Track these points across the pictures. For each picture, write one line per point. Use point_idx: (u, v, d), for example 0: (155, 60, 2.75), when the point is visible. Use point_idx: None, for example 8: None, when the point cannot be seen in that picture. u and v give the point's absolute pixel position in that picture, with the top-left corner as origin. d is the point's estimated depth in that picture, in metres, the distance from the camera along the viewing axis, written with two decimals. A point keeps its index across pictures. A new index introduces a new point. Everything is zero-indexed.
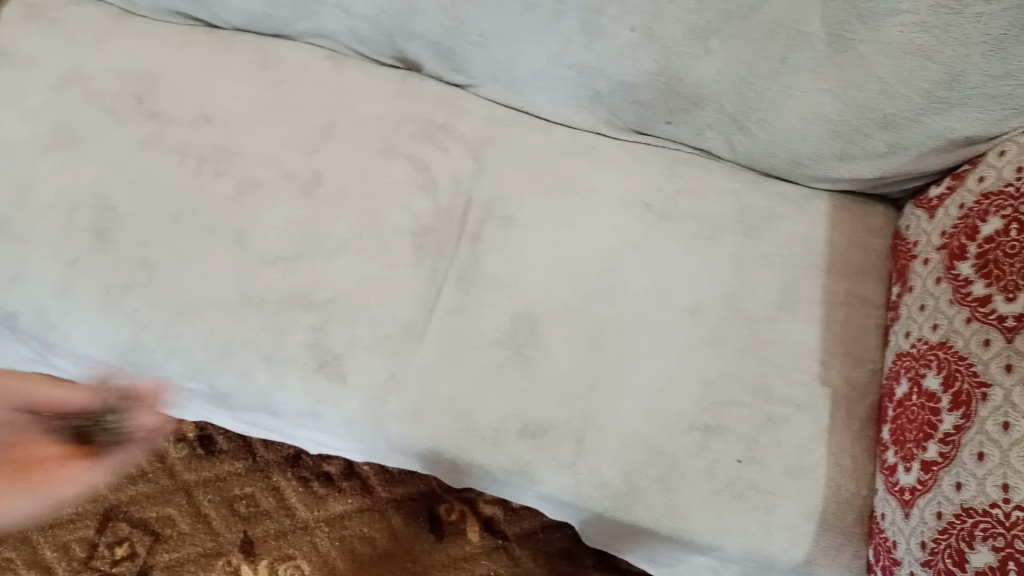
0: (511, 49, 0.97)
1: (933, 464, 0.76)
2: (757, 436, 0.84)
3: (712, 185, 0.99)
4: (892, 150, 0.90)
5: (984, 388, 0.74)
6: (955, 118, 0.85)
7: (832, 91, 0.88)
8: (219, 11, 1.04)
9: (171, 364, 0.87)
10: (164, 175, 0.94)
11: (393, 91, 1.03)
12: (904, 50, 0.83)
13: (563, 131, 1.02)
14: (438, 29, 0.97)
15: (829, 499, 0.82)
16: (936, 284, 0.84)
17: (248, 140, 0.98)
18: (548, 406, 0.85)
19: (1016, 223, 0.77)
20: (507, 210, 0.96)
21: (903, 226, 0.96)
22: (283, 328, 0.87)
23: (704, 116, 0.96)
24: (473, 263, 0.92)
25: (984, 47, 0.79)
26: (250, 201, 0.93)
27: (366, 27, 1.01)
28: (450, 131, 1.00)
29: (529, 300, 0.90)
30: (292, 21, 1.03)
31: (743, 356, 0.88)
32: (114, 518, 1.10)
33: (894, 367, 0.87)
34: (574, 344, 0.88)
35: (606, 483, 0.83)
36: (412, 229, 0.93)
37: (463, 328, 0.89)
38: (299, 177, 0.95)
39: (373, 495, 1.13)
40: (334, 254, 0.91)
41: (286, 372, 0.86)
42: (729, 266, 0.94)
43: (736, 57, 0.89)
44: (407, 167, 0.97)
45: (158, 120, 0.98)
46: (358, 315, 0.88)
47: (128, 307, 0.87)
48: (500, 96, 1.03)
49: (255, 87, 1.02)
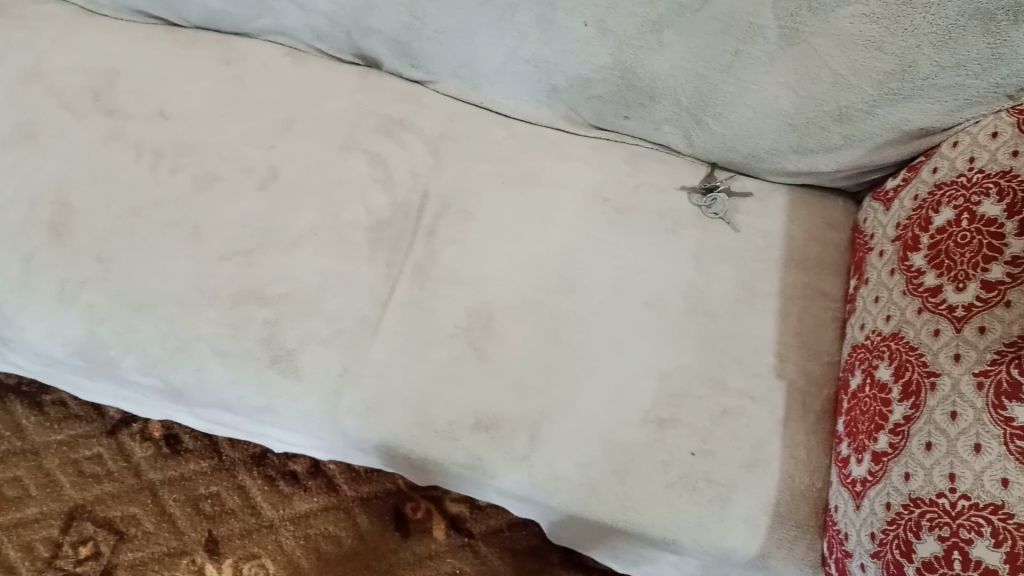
0: (469, 43, 0.95)
1: (883, 454, 0.76)
2: (712, 428, 0.85)
3: (672, 179, 0.99)
4: (847, 142, 0.91)
5: (933, 377, 0.75)
6: (908, 108, 0.86)
7: (787, 84, 0.88)
8: (179, 9, 1.03)
9: (128, 360, 0.86)
10: (123, 171, 0.93)
11: (352, 87, 1.02)
12: (855, 41, 0.83)
13: (524, 127, 1.02)
14: (395, 25, 0.96)
15: (784, 492, 0.82)
16: (890, 276, 0.85)
17: (207, 135, 0.97)
18: (503, 400, 0.85)
19: (967, 214, 0.79)
20: (467, 205, 0.95)
21: (861, 219, 0.96)
22: (238, 324, 0.87)
23: (661, 111, 0.96)
24: (430, 258, 0.92)
25: (933, 38, 0.80)
26: (208, 197, 0.93)
27: (324, 24, 0.99)
28: (409, 126, 1.00)
29: (485, 293, 0.90)
30: (251, 18, 1.02)
31: (701, 350, 0.88)
32: (79, 517, 1.09)
33: (850, 359, 0.87)
34: (529, 338, 0.88)
35: (561, 476, 0.83)
36: (369, 223, 0.93)
37: (419, 323, 0.88)
38: (255, 172, 0.95)
39: (338, 493, 1.13)
40: (290, 248, 0.90)
41: (241, 369, 0.86)
42: (687, 260, 0.94)
43: (690, 50, 0.89)
44: (366, 163, 0.97)
45: (118, 118, 0.97)
46: (314, 310, 0.88)
47: (84, 304, 0.87)
48: (459, 91, 1.02)
49: (214, 83, 1.00)
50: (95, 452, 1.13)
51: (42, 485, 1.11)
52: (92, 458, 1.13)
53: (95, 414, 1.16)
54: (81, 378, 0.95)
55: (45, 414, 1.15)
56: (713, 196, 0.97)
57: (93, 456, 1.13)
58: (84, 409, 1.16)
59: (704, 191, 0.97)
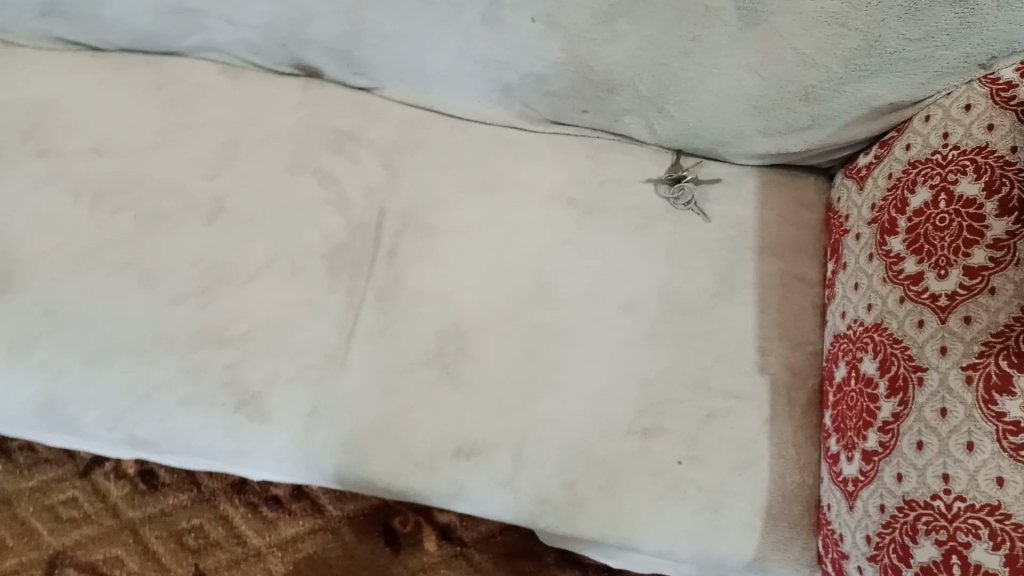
0: (413, 47, 0.90)
1: (874, 453, 0.74)
2: (698, 434, 0.82)
3: (637, 171, 0.95)
4: (816, 121, 0.87)
5: (920, 372, 0.72)
6: (877, 84, 0.82)
7: (750, 67, 0.84)
8: (102, 33, 0.96)
9: (88, 415, 0.82)
10: (61, 215, 0.88)
11: (294, 102, 0.96)
12: (818, 19, 0.79)
13: (479, 128, 0.97)
14: (334, 34, 0.91)
15: (776, 493, 0.81)
16: (868, 261, 0.82)
17: (146, 167, 0.91)
18: (482, 424, 0.82)
19: (944, 194, 0.76)
20: (428, 218, 0.91)
21: (835, 198, 0.93)
22: (197, 369, 0.82)
23: (621, 102, 0.91)
24: (393, 280, 0.88)
25: (899, 11, 0.76)
26: (153, 236, 0.88)
27: (257, 37, 0.93)
28: (359, 139, 0.95)
29: (454, 313, 0.86)
30: (180, 37, 0.95)
31: (680, 352, 0.86)
32: (60, 564, 1.06)
33: (833, 349, 0.84)
34: (503, 356, 0.85)
35: (547, 497, 0.80)
36: (325, 249, 0.89)
37: (386, 352, 0.84)
38: (201, 205, 0.90)
39: (324, 514, 1.10)
40: (245, 283, 0.86)
41: (207, 414, 0.82)
42: (659, 256, 0.90)
43: (646, 39, 0.84)
44: (316, 183, 0.92)
45: (49, 158, 0.91)
46: (276, 348, 0.84)
47: (35, 361, 0.82)
48: (408, 96, 0.97)
49: (147, 110, 0.94)
50: (70, 496, 1.10)
51: (19, 535, 1.08)
52: (68, 502, 1.10)
53: (66, 456, 1.12)
54: (41, 436, 0.90)
55: (14, 461, 1.12)
56: (681, 186, 0.93)
57: (69, 500, 1.10)
58: (55, 452, 1.12)
59: (672, 181, 0.94)
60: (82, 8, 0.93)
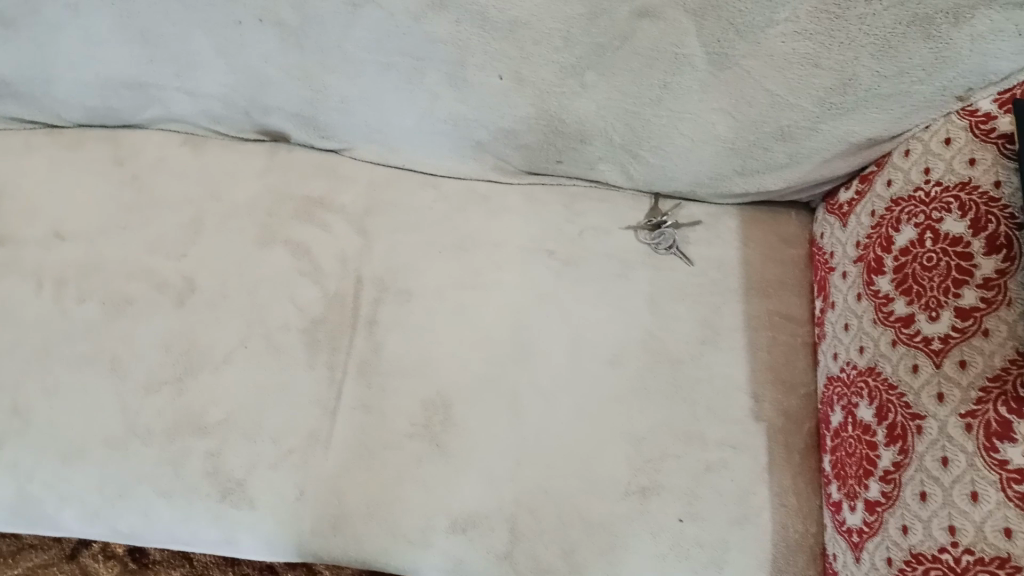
0: (378, 109, 0.88)
1: (877, 504, 0.73)
2: (696, 489, 0.81)
3: (615, 218, 0.93)
4: (793, 159, 0.86)
5: (918, 420, 0.70)
6: (854, 120, 0.80)
7: (722, 109, 0.82)
8: (56, 110, 0.93)
9: (66, 514, 0.79)
10: (25, 306, 0.85)
11: (260, 169, 0.94)
12: (789, 60, 0.76)
13: (451, 184, 0.95)
14: (295, 101, 0.89)
15: (779, 544, 0.79)
16: (857, 301, 0.81)
17: (110, 249, 0.89)
18: (475, 495, 0.80)
19: (930, 232, 0.73)
20: (406, 282, 0.89)
21: (818, 233, 0.92)
22: (178, 460, 0.80)
23: (595, 151, 0.90)
24: (374, 351, 0.86)
25: (871, 49, 0.74)
26: (122, 322, 0.85)
27: (218, 107, 0.91)
28: (329, 205, 0.92)
29: (438, 381, 0.84)
30: (138, 110, 0.93)
31: (672, 404, 0.84)
32: None
33: (827, 393, 0.83)
34: (492, 422, 0.83)
35: (547, 567, 0.78)
36: (301, 323, 0.86)
37: (372, 427, 0.82)
38: (170, 286, 0.87)
39: None
40: (221, 365, 0.84)
41: (189, 505, 0.79)
42: (643, 305, 0.88)
43: (615, 89, 0.82)
44: (287, 255, 0.89)
45: (10, 245, 0.88)
46: (257, 432, 0.81)
47: (8, 461, 0.79)
48: (378, 156, 0.94)
49: (107, 190, 0.92)
50: None
51: None
52: None
53: (51, 540, 1.09)
54: None
55: None
56: (661, 231, 0.91)
57: None
58: (39, 537, 1.09)
59: (652, 227, 0.92)
60: (34, 88, 0.89)
